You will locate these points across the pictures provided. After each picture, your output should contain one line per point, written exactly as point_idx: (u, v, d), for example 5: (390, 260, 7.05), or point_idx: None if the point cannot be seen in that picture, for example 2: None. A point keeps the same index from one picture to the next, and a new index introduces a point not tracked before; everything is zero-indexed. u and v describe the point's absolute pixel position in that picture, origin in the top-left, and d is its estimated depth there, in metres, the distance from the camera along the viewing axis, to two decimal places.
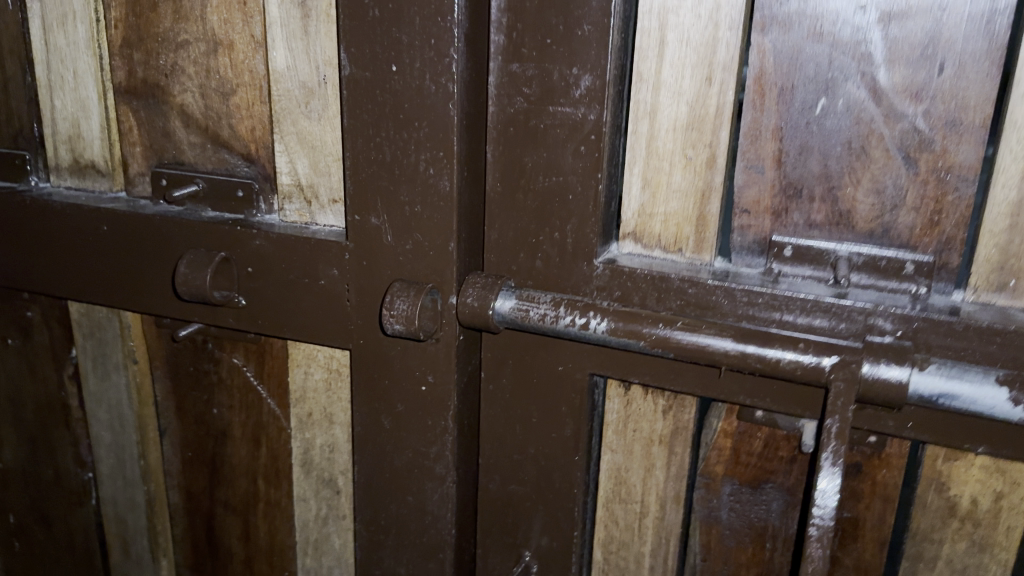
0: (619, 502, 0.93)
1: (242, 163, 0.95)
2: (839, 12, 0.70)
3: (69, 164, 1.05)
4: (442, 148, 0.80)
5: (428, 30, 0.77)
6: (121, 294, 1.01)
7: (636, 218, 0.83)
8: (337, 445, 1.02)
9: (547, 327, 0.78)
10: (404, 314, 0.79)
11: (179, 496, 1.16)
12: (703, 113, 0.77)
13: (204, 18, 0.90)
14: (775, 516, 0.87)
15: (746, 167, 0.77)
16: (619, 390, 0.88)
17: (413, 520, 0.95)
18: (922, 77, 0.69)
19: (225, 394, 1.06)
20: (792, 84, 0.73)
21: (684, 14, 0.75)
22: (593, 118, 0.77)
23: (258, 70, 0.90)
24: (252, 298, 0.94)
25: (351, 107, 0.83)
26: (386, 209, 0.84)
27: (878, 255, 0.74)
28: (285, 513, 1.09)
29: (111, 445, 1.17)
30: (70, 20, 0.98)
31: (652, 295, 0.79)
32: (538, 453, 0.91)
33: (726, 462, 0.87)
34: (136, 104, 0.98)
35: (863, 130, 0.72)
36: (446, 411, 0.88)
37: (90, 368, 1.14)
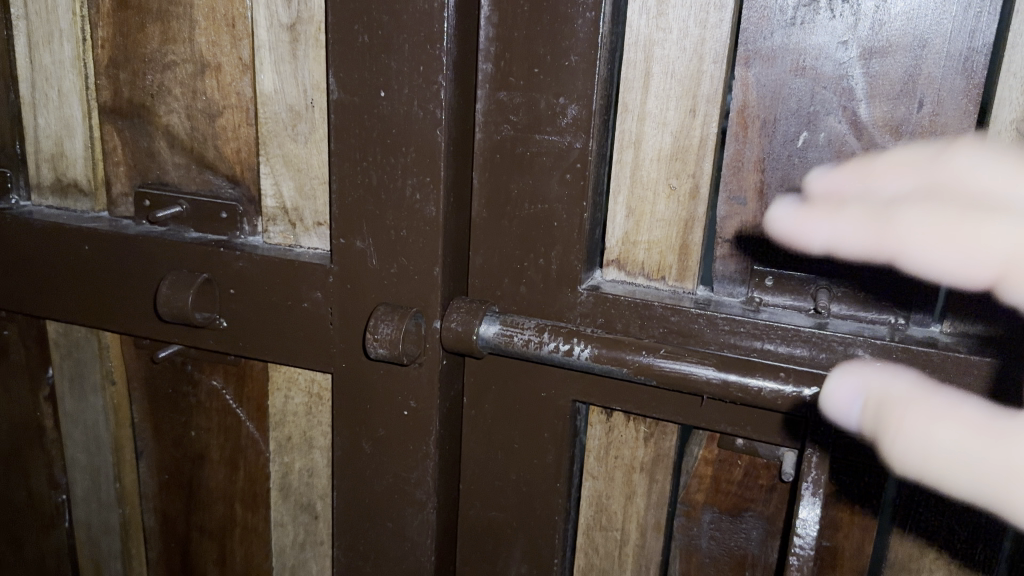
0: (600, 529, 0.92)
1: (227, 185, 0.95)
2: (821, 47, 0.71)
3: (51, 183, 1.04)
4: (429, 174, 0.80)
5: (417, 57, 0.77)
6: (98, 313, 1.00)
7: (620, 246, 0.84)
8: (316, 469, 1.01)
9: (531, 352, 0.78)
10: (388, 338, 0.80)
11: (155, 520, 1.14)
12: (686, 144, 0.78)
13: (192, 40, 0.90)
14: (755, 545, 0.87)
15: (728, 198, 0.79)
16: (601, 416, 0.88)
17: (392, 547, 0.94)
18: (902, 112, 0.70)
19: (203, 417, 1.06)
20: (774, 117, 0.74)
21: (669, 46, 0.76)
22: (579, 147, 0.77)
23: (245, 92, 0.90)
24: (232, 319, 0.93)
25: (338, 132, 0.83)
26: (371, 232, 0.84)
27: (859, 286, 0.75)
28: (261, 538, 1.08)
29: (86, 466, 1.15)
30: (57, 39, 0.97)
31: (636, 322, 0.80)
32: (520, 479, 0.90)
33: (706, 490, 0.88)
34: (121, 123, 0.98)
35: (844, 163, 0.73)
36: (427, 436, 0.88)
37: (67, 388, 1.13)
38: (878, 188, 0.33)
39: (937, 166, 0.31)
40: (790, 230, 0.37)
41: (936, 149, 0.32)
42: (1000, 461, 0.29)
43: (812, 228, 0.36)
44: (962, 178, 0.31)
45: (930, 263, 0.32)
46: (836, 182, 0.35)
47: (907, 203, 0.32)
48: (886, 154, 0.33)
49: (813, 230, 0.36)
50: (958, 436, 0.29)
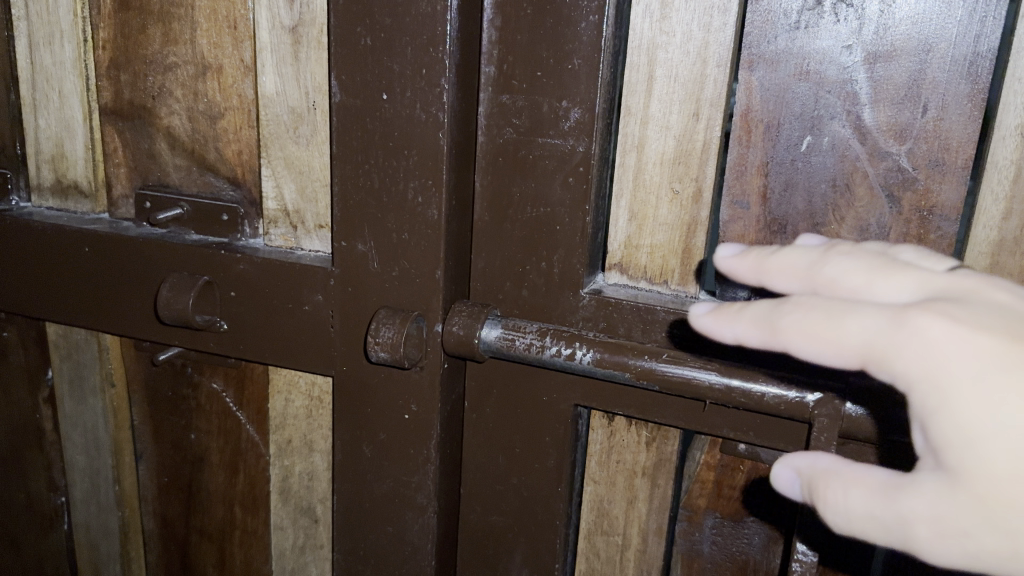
0: (601, 534, 0.92)
1: (228, 187, 0.95)
2: (825, 52, 0.71)
3: (52, 184, 1.04)
4: (431, 177, 0.80)
5: (420, 60, 0.77)
6: (98, 315, 0.99)
7: (623, 249, 0.84)
8: (316, 472, 1.01)
9: (533, 356, 0.78)
10: (389, 342, 0.80)
11: (154, 523, 1.14)
12: (689, 147, 0.78)
13: (193, 42, 0.90)
14: (757, 551, 0.87)
15: (731, 202, 0.78)
16: (603, 421, 0.88)
17: (392, 551, 0.93)
18: (906, 116, 0.70)
19: (203, 420, 1.05)
20: (777, 121, 0.74)
21: (673, 50, 0.76)
22: (582, 150, 0.77)
23: (247, 94, 0.90)
24: (233, 322, 0.93)
25: (340, 134, 0.83)
26: (373, 235, 0.84)
27: None
28: (261, 541, 1.07)
29: (85, 469, 1.15)
30: (58, 40, 0.97)
31: (638, 326, 0.79)
32: (521, 483, 0.90)
33: (708, 495, 0.87)
34: (122, 125, 0.97)
35: (848, 168, 0.73)
36: (428, 440, 0.88)
37: (67, 390, 1.12)
38: (768, 284, 0.40)
39: (816, 272, 0.39)
40: (695, 317, 0.41)
41: (817, 254, 0.40)
42: (904, 516, 0.37)
43: (719, 322, 0.40)
44: (841, 279, 0.38)
45: (815, 350, 0.38)
46: (737, 271, 0.41)
47: (789, 299, 0.38)
48: (771, 256, 0.40)
49: (723, 322, 0.40)
50: (866, 499, 0.37)
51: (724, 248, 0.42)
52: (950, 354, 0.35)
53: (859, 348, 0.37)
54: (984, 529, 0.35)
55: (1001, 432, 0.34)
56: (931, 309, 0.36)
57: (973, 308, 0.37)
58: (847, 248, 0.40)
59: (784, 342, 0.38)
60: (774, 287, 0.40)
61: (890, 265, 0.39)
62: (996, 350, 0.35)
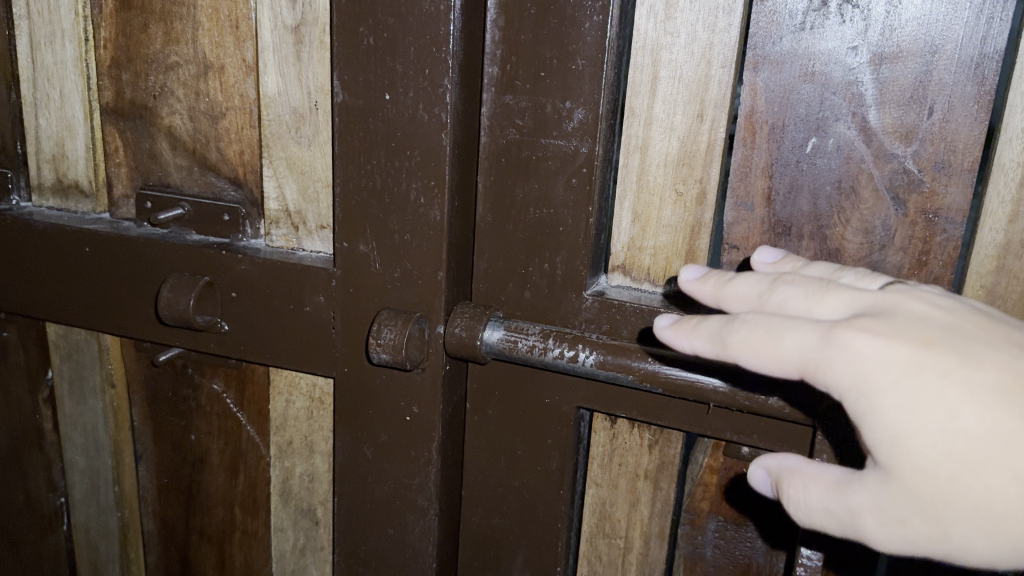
0: (603, 537, 0.92)
1: (229, 187, 0.95)
2: (830, 53, 0.71)
3: (52, 184, 1.04)
4: (433, 177, 0.79)
5: (423, 60, 0.76)
6: (98, 315, 0.99)
7: (626, 251, 0.83)
8: (317, 474, 1.00)
9: (535, 358, 0.77)
10: (392, 344, 0.79)
11: (154, 523, 1.13)
12: (693, 149, 0.77)
13: (195, 41, 0.90)
14: (760, 554, 0.86)
15: (736, 204, 0.78)
16: (605, 423, 0.88)
17: (393, 554, 0.93)
18: (912, 118, 0.69)
19: (203, 421, 1.05)
20: (782, 122, 0.74)
21: (677, 50, 0.75)
22: (585, 151, 0.77)
23: (248, 94, 0.90)
24: (234, 323, 0.92)
25: (342, 134, 0.82)
26: (375, 236, 0.84)
27: None
28: (261, 543, 1.07)
29: (85, 469, 1.15)
30: (59, 39, 0.97)
31: (641, 328, 0.79)
32: (523, 486, 0.90)
33: (711, 498, 0.88)
34: (124, 124, 0.97)
35: (853, 170, 0.73)
36: (430, 442, 0.87)
37: (67, 390, 1.12)
38: (726, 305, 0.50)
39: (765, 299, 0.48)
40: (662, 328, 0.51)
41: (766, 284, 0.49)
42: (853, 510, 0.46)
43: (683, 336, 0.49)
44: (785, 304, 0.48)
45: (761, 362, 0.46)
46: (701, 294, 0.51)
47: (741, 315, 0.47)
48: (728, 283, 0.50)
49: (686, 335, 0.49)
50: (822, 493, 0.47)
51: (690, 273, 0.52)
52: (873, 366, 0.44)
53: (799, 359, 0.45)
54: (917, 517, 0.45)
55: (916, 430, 0.44)
56: (855, 328, 0.44)
57: (895, 322, 0.45)
58: (792, 278, 0.49)
59: (735, 354, 0.47)
60: (730, 306, 0.49)
61: (828, 291, 0.47)
62: (912, 360, 0.44)
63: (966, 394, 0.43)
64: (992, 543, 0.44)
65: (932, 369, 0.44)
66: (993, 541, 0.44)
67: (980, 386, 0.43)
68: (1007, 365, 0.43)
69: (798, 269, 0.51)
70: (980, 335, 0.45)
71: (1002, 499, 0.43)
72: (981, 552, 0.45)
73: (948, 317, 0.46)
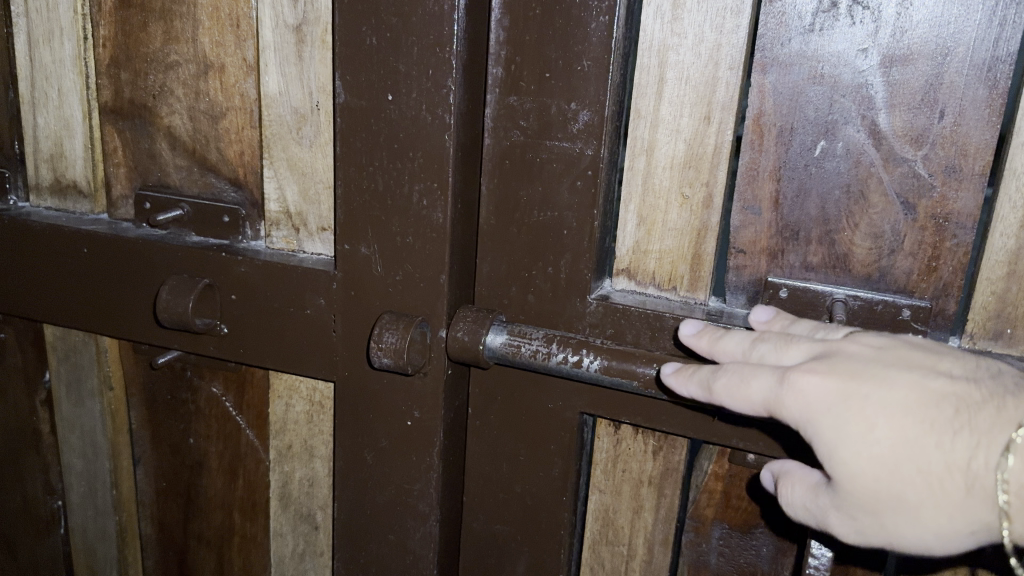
0: (606, 543, 0.91)
1: (229, 188, 0.94)
2: (840, 55, 0.69)
3: (50, 184, 1.02)
4: (436, 179, 0.78)
5: (426, 60, 0.75)
6: (97, 317, 0.98)
7: (631, 254, 0.82)
8: (317, 479, 0.99)
9: (539, 363, 0.76)
10: (393, 348, 0.78)
11: (152, 527, 1.12)
12: (700, 152, 0.76)
13: (195, 40, 0.88)
14: (765, 562, 0.85)
15: (743, 208, 0.77)
16: (609, 429, 0.87)
17: (393, 560, 0.92)
18: (922, 121, 0.68)
19: (202, 424, 1.04)
20: (791, 125, 0.72)
21: (684, 52, 0.74)
22: (590, 153, 0.76)
23: (249, 94, 0.89)
24: (234, 325, 0.91)
25: (344, 135, 0.81)
26: (377, 239, 0.83)
27: (874, 299, 0.73)
28: (260, 547, 1.06)
29: (82, 472, 1.13)
30: (57, 37, 0.96)
31: (646, 333, 0.78)
32: (525, 492, 0.88)
33: (716, 506, 0.86)
34: (122, 124, 0.96)
35: (862, 173, 0.71)
36: (431, 447, 0.86)
37: (65, 392, 1.11)
38: (717, 357, 0.60)
39: (745, 353, 0.58)
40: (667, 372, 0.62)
41: (746, 341, 0.58)
42: (822, 510, 0.55)
43: (680, 382, 0.60)
44: (760, 356, 0.57)
45: (736, 403, 0.56)
46: (697, 346, 0.62)
47: (722, 364, 0.57)
48: (718, 339, 0.60)
49: (683, 382, 0.60)
50: (802, 496, 0.57)
51: (689, 329, 0.63)
52: (815, 398, 0.53)
53: (762, 400, 0.55)
54: (866, 516, 0.53)
55: (847, 445, 0.52)
56: (801, 369, 0.53)
57: (834, 360, 0.53)
58: (768, 334, 0.58)
59: (718, 398, 0.57)
60: (720, 357, 0.59)
61: (794, 342, 0.57)
62: (843, 389, 0.52)
63: (884, 412, 0.52)
64: (919, 530, 0.53)
65: (858, 392, 0.52)
66: (926, 530, 0.52)
67: (898, 406, 0.52)
68: (915, 383, 0.52)
69: (787, 327, 0.59)
70: (903, 362, 0.53)
71: (919, 493, 0.51)
72: (914, 540, 0.53)
73: (876, 351, 0.54)
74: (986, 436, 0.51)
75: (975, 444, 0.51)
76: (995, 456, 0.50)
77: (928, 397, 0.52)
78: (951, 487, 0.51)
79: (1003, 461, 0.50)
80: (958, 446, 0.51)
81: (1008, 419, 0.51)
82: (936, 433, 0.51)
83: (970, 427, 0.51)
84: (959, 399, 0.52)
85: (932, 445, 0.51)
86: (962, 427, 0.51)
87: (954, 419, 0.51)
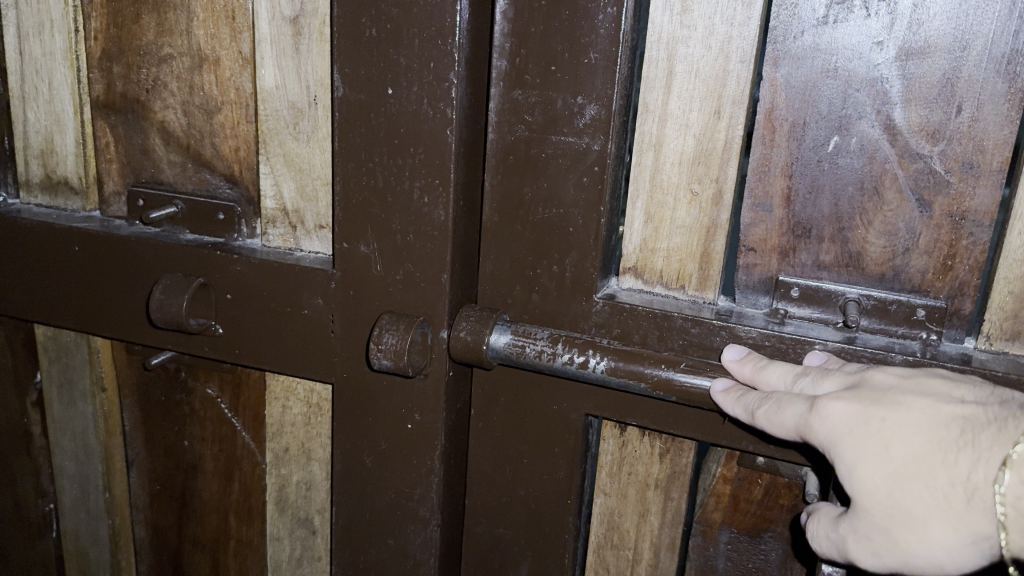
0: (611, 546, 0.89)
1: (224, 184, 0.91)
2: (854, 48, 0.67)
3: (41, 180, 1.00)
4: (438, 176, 0.76)
5: (427, 53, 0.73)
6: (89, 318, 0.96)
7: (638, 252, 0.80)
8: (314, 482, 0.97)
9: (543, 364, 0.74)
10: (393, 349, 0.76)
11: (146, 530, 1.10)
12: (710, 146, 0.74)
13: (189, 33, 0.86)
14: (774, 566, 0.83)
15: (754, 205, 0.75)
16: (615, 430, 0.85)
17: (393, 566, 0.90)
18: (938, 117, 0.66)
19: (197, 426, 1.01)
20: (803, 120, 0.70)
21: (693, 44, 0.72)
22: (597, 148, 0.73)
23: (245, 88, 0.86)
24: (229, 325, 0.89)
25: (342, 131, 0.79)
26: (376, 238, 0.80)
27: (888, 299, 0.72)
28: (256, 552, 1.04)
29: (75, 475, 1.11)
30: (47, 29, 0.93)
31: (654, 333, 0.75)
32: (529, 495, 0.86)
33: (724, 509, 0.84)
34: (114, 119, 0.93)
35: (876, 170, 0.69)
36: (432, 451, 0.84)
37: (56, 393, 1.08)
38: (758, 385, 0.64)
39: (788, 383, 0.62)
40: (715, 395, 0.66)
41: (790, 372, 0.62)
42: (842, 534, 0.58)
43: (728, 403, 0.64)
44: (800, 385, 0.61)
45: (774, 429, 0.59)
46: (740, 373, 0.66)
47: (766, 394, 0.61)
48: (762, 368, 0.64)
49: (730, 403, 0.64)
50: (825, 525, 0.60)
51: (735, 357, 0.67)
52: (839, 423, 0.56)
53: (794, 425, 0.58)
54: (881, 535, 0.56)
55: (863, 463, 0.55)
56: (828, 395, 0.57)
57: (859, 389, 0.57)
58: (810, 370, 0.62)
59: (758, 424, 0.61)
60: (761, 386, 0.63)
61: (831, 375, 0.60)
62: (863, 412, 0.55)
63: (899, 433, 0.55)
64: (929, 544, 0.54)
65: (877, 416, 0.55)
66: (936, 546, 0.54)
67: (912, 426, 0.54)
68: (929, 406, 0.55)
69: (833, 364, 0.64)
70: (921, 389, 0.56)
71: (927, 508, 0.54)
72: (926, 557, 0.54)
73: (899, 379, 0.57)
74: (986, 452, 0.52)
75: (976, 459, 0.52)
76: (994, 471, 0.52)
77: (938, 419, 0.54)
78: (954, 500, 0.53)
79: (1000, 475, 0.51)
80: (961, 462, 0.53)
81: (1008, 437, 0.52)
82: (943, 450, 0.53)
83: (973, 445, 0.53)
84: (967, 420, 0.54)
85: (939, 461, 0.53)
86: (967, 444, 0.53)
87: (960, 438, 0.53)
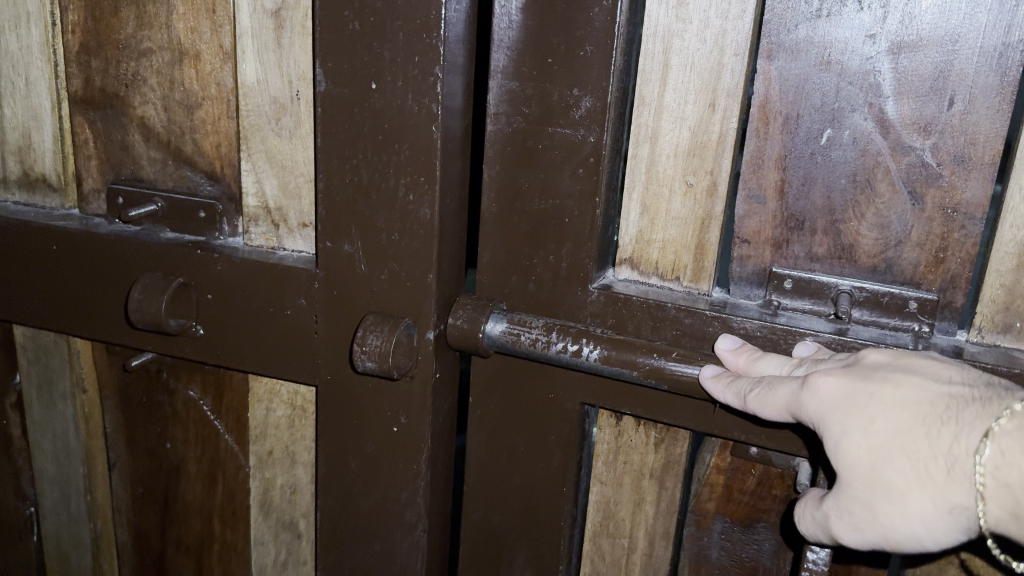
0: (607, 535, 0.87)
1: (205, 181, 0.89)
2: (848, 41, 0.66)
3: (19, 177, 0.98)
4: (423, 172, 0.74)
5: (412, 46, 0.71)
6: (67, 319, 0.94)
7: (634, 243, 0.78)
8: (299, 486, 0.96)
9: (538, 352, 0.72)
10: (378, 351, 0.74)
11: (128, 534, 1.08)
12: (705, 140, 0.72)
13: (169, 26, 0.84)
14: (766, 557, 0.82)
15: (747, 197, 0.73)
16: (611, 420, 0.83)
17: (379, 569, 0.88)
18: (931, 110, 0.65)
19: (179, 428, 0.99)
20: (796, 113, 0.69)
21: (688, 37, 0.70)
22: (592, 141, 0.72)
23: (226, 83, 0.84)
24: (210, 325, 0.87)
25: (326, 125, 0.77)
26: (360, 235, 0.78)
27: (880, 292, 0.70)
28: (241, 555, 1.02)
29: (55, 478, 1.09)
30: (23, 23, 0.91)
31: (648, 324, 0.74)
32: (524, 485, 0.85)
33: (717, 500, 0.82)
34: (92, 114, 0.91)
35: (869, 163, 0.68)
36: (418, 453, 0.82)
37: (35, 395, 1.06)
38: (752, 375, 0.62)
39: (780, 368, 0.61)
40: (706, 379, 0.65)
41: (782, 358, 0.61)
42: (826, 511, 0.57)
43: (718, 387, 0.64)
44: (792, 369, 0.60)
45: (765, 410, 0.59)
46: (734, 364, 0.64)
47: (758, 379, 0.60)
48: (756, 360, 0.63)
49: (721, 389, 0.63)
50: (811, 506, 0.59)
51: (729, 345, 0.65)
52: (828, 398, 0.55)
53: (786, 405, 0.57)
54: (862, 510, 0.54)
55: (848, 437, 0.54)
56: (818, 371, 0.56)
57: (850, 366, 0.56)
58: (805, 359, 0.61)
59: (751, 408, 0.60)
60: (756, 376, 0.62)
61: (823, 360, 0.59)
62: (852, 387, 0.54)
63: (884, 407, 0.53)
64: (908, 518, 0.53)
65: (865, 391, 0.54)
66: (915, 519, 0.52)
67: (898, 400, 0.53)
68: (916, 382, 0.54)
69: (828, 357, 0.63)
70: (911, 366, 0.55)
71: (907, 480, 0.52)
72: (905, 531, 0.53)
73: (891, 358, 0.56)
74: (968, 426, 0.51)
75: (958, 434, 0.52)
76: (975, 442, 0.51)
77: (924, 393, 0.53)
78: (934, 473, 0.52)
79: (980, 446, 0.51)
80: (944, 435, 0.52)
81: (991, 412, 0.51)
82: (926, 423, 0.52)
83: (956, 420, 0.52)
84: (953, 396, 0.53)
85: (920, 434, 0.52)
86: (949, 419, 0.52)
87: (944, 412, 0.52)
